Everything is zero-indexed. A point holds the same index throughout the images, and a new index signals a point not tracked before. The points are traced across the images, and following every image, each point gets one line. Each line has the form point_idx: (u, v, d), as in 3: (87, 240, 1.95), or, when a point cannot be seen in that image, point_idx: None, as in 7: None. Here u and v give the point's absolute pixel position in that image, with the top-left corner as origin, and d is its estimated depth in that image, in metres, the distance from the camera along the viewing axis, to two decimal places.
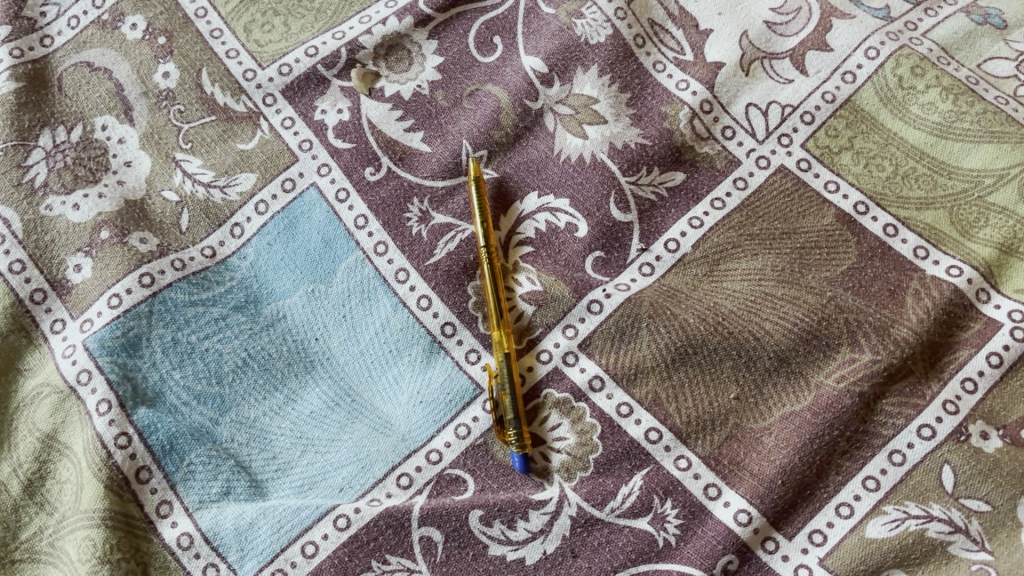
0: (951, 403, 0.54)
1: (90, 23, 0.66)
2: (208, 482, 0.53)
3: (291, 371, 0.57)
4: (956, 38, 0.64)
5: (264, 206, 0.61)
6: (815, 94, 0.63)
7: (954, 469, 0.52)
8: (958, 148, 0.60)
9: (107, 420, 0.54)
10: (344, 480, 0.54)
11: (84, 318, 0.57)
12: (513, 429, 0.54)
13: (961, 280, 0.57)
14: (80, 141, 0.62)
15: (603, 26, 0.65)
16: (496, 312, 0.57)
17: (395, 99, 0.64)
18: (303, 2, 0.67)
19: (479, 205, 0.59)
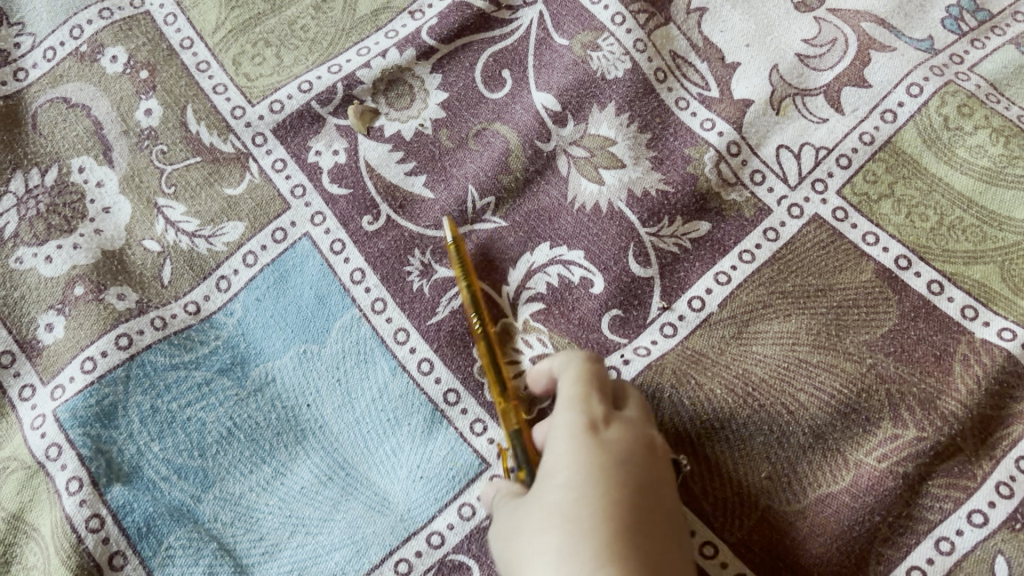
0: (1005, 485, 0.49)
1: (68, 55, 0.61)
2: (189, 567, 0.49)
3: (280, 442, 0.52)
4: (1006, 73, 0.59)
5: (252, 258, 0.56)
6: (852, 135, 0.58)
7: (1009, 561, 0.47)
8: (1010, 197, 0.55)
9: (78, 500, 0.49)
10: (337, 566, 0.50)
11: (55, 383, 0.52)
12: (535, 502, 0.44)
13: (1015, 345, 0.52)
14: (55, 185, 0.58)
15: (621, 60, 0.60)
16: (498, 383, 0.49)
17: (395, 140, 0.59)
18: (297, 31, 0.62)
19: (461, 269, 0.53)
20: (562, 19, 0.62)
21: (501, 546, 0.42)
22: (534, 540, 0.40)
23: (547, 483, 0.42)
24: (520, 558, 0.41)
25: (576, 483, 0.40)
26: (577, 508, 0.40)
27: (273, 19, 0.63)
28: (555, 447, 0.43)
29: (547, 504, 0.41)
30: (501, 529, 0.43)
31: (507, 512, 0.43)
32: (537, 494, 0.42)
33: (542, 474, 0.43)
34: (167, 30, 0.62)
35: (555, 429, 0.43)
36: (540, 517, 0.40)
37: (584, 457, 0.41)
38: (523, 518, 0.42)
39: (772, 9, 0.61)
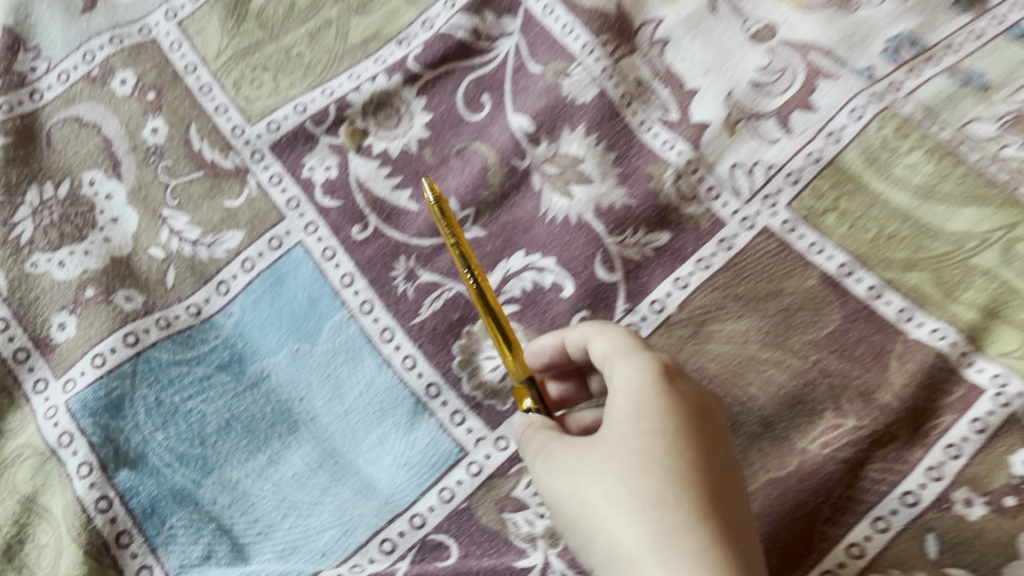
0: (935, 469, 0.54)
1: (80, 78, 0.67)
2: (189, 546, 0.53)
3: (274, 432, 0.57)
4: (938, 100, 0.64)
5: (250, 264, 0.61)
6: (800, 154, 0.63)
7: (938, 537, 0.52)
8: (941, 211, 0.61)
9: (88, 483, 0.54)
10: (325, 545, 0.54)
11: (67, 377, 0.57)
12: None
13: (944, 344, 0.57)
14: (68, 197, 0.62)
15: (590, 86, 0.65)
16: (505, 346, 0.52)
17: (383, 157, 0.64)
18: (292, 58, 0.68)
19: (450, 229, 0.55)
20: (537, 47, 0.67)
21: (563, 482, 0.46)
22: (613, 476, 0.44)
23: (621, 427, 0.45)
24: (590, 494, 0.44)
25: (660, 428, 0.44)
26: (660, 450, 0.44)
27: (271, 46, 0.68)
28: (626, 395, 0.46)
29: (626, 446, 0.44)
30: (562, 467, 0.46)
31: (569, 452, 0.46)
32: (609, 438, 0.45)
33: (611, 420, 0.46)
34: (172, 56, 0.68)
35: (623, 379, 0.47)
36: (621, 458, 0.44)
37: (663, 405, 0.45)
38: (593, 460, 0.45)
39: (728, 41, 0.67)
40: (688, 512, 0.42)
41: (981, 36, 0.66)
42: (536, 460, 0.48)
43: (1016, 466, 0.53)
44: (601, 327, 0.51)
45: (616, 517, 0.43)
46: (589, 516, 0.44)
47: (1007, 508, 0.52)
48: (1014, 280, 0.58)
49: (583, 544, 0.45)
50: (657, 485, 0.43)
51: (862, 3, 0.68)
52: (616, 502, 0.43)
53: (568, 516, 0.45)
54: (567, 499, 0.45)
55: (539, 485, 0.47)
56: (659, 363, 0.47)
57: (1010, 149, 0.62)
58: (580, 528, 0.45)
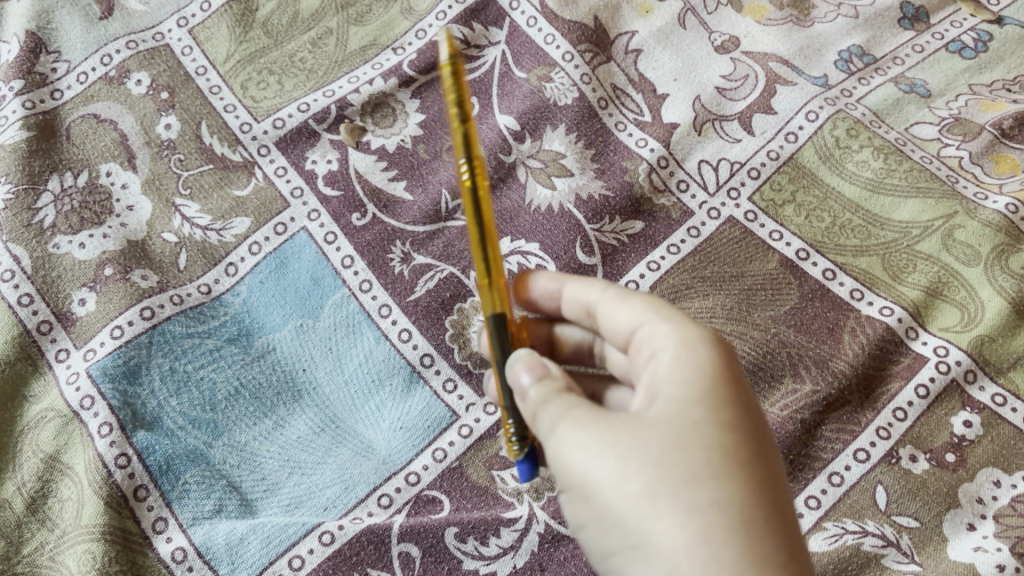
0: (883, 429, 0.59)
1: (98, 78, 0.72)
2: (202, 500, 0.57)
3: (279, 399, 0.61)
4: (886, 104, 0.72)
5: (257, 247, 0.66)
6: (761, 152, 0.70)
7: (886, 489, 0.57)
8: (889, 202, 0.67)
9: (108, 442, 0.58)
10: (328, 500, 0.58)
11: (87, 347, 0.61)
12: (513, 423, 0.46)
13: (893, 319, 0.63)
14: (86, 187, 0.67)
15: (570, 90, 0.72)
16: (485, 264, 0.47)
17: (380, 152, 0.70)
18: (296, 62, 0.74)
19: (457, 101, 0.45)
20: (521, 56, 0.74)
21: (609, 463, 0.40)
22: (678, 473, 0.40)
23: (685, 413, 0.41)
24: (648, 489, 0.40)
25: (724, 422, 0.41)
26: (729, 453, 0.40)
27: (276, 52, 0.74)
28: (687, 374, 0.43)
29: (693, 440, 0.40)
30: (607, 445, 0.41)
31: (611, 426, 0.41)
32: (670, 422, 0.41)
33: (666, 403, 0.42)
34: (184, 59, 0.73)
35: (679, 353, 0.44)
36: (688, 449, 0.40)
37: (728, 398, 0.42)
38: (657, 449, 0.40)
39: (696, 51, 0.74)
40: (758, 536, 0.39)
41: (923, 50, 0.74)
42: (567, 424, 0.42)
43: (955, 427, 0.59)
44: (624, 292, 0.49)
45: (680, 521, 0.39)
46: (640, 510, 0.40)
47: (947, 463, 0.58)
48: (954, 263, 0.64)
49: (608, 525, 0.41)
50: (730, 496, 0.40)
51: (817, 19, 0.75)
52: (680, 503, 0.39)
53: (608, 498, 0.40)
54: (611, 481, 0.40)
55: (564, 453, 0.42)
56: (714, 343, 0.44)
57: (951, 148, 0.69)
58: (616, 513, 0.40)
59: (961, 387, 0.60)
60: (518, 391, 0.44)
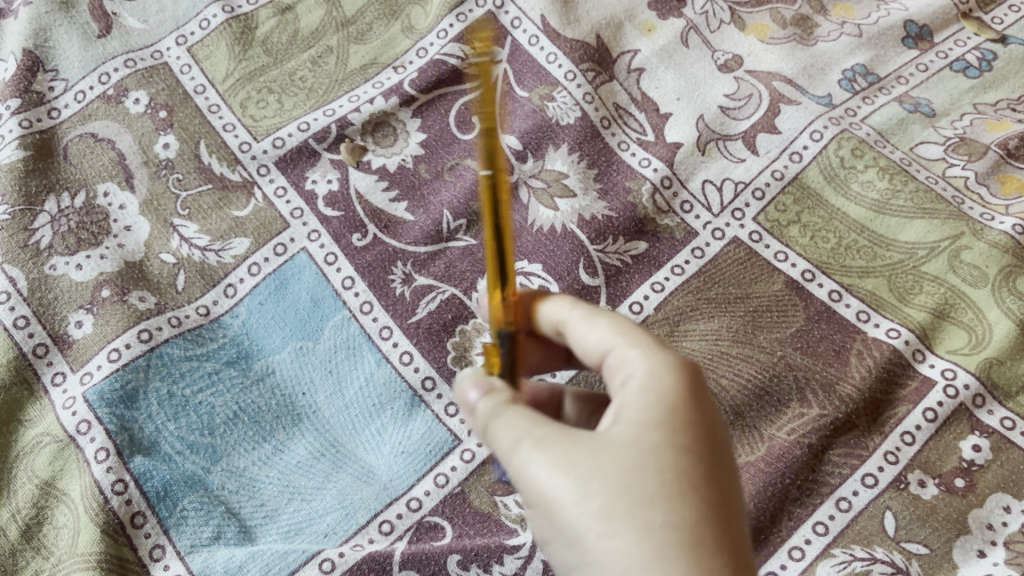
0: (891, 453, 0.58)
1: (96, 97, 0.71)
2: (200, 527, 0.56)
3: (279, 424, 0.60)
4: (891, 124, 0.71)
5: (256, 268, 0.65)
6: (765, 172, 0.69)
7: (895, 515, 0.56)
8: (894, 223, 0.66)
9: (105, 467, 0.57)
10: (328, 526, 0.57)
11: (84, 370, 0.60)
12: None
13: (899, 341, 0.62)
14: (84, 207, 0.66)
15: (573, 109, 0.71)
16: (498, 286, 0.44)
17: (381, 172, 0.69)
18: (296, 81, 0.73)
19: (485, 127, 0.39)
20: (523, 74, 0.73)
21: (568, 484, 0.37)
22: (637, 495, 0.37)
23: (645, 437, 0.38)
24: (604, 511, 0.37)
25: (689, 445, 0.38)
26: (687, 478, 0.38)
27: (275, 70, 0.73)
28: (653, 395, 0.40)
29: (651, 464, 0.37)
30: (565, 465, 0.37)
31: (570, 443, 0.38)
32: (629, 444, 0.38)
33: (630, 421, 0.39)
34: (182, 78, 0.73)
35: (643, 377, 0.40)
36: (646, 473, 0.37)
37: (691, 421, 0.39)
38: (614, 471, 0.37)
39: (699, 70, 0.73)
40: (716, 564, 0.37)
41: (927, 69, 0.74)
42: (523, 441, 0.38)
43: (964, 451, 0.58)
44: (591, 315, 0.45)
45: (638, 546, 0.36)
46: (596, 531, 0.37)
47: (956, 488, 0.57)
48: (961, 285, 0.64)
49: (564, 547, 0.38)
50: (690, 520, 0.37)
51: (821, 38, 0.75)
52: (639, 527, 0.36)
53: (563, 520, 0.37)
54: (568, 503, 0.37)
55: (521, 471, 0.38)
56: (683, 366, 0.41)
57: (956, 168, 0.69)
58: (573, 535, 0.37)
59: (969, 410, 0.59)
60: (467, 407, 0.42)
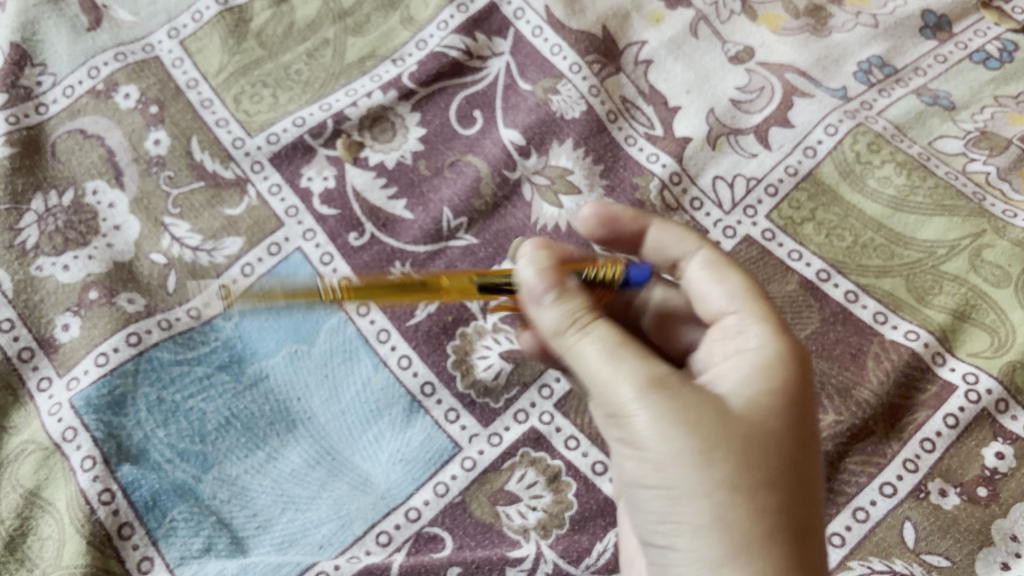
0: (911, 461, 0.55)
1: (85, 92, 0.69)
2: (190, 538, 0.54)
3: (272, 430, 0.58)
4: (908, 117, 0.68)
5: (249, 268, 0.63)
6: (778, 167, 0.66)
7: (915, 525, 0.53)
8: (912, 220, 0.64)
9: (91, 476, 0.55)
10: (323, 538, 0.55)
11: (70, 375, 0.58)
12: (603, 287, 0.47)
13: (918, 344, 0.59)
14: (71, 206, 0.64)
15: (578, 103, 0.69)
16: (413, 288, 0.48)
17: (379, 168, 0.67)
18: (291, 75, 0.71)
19: None
20: (526, 67, 0.71)
21: (692, 444, 0.39)
22: (758, 473, 0.39)
23: (768, 419, 0.41)
24: (727, 481, 0.39)
25: (799, 438, 0.41)
26: (794, 469, 0.40)
27: (270, 64, 0.71)
28: (772, 381, 0.42)
29: (772, 448, 0.40)
30: (692, 426, 0.39)
31: (694, 404, 0.40)
32: (753, 420, 0.40)
33: (750, 398, 0.41)
34: (174, 71, 0.70)
35: (764, 356, 0.43)
36: (768, 454, 0.40)
37: (803, 410, 0.42)
38: (741, 444, 0.39)
39: (709, 62, 0.71)
40: (811, 557, 0.40)
41: (946, 60, 0.71)
42: (650, 393, 0.40)
43: (987, 458, 0.55)
44: (716, 266, 0.48)
45: (751, 522, 0.39)
46: (714, 500, 0.39)
47: (979, 498, 0.54)
48: (982, 285, 0.61)
49: (665, 502, 0.40)
50: (794, 511, 0.40)
51: (835, 28, 0.73)
52: (754, 504, 0.39)
53: (679, 477, 0.39)
54: (690, 463, 0.39)
55: (641, 421, 0.40)
56: (801, 358, 0.44)
57: (977, 163, 0.66)
58: (685, 492, 0.39)
59: (992, 416, 0.57)
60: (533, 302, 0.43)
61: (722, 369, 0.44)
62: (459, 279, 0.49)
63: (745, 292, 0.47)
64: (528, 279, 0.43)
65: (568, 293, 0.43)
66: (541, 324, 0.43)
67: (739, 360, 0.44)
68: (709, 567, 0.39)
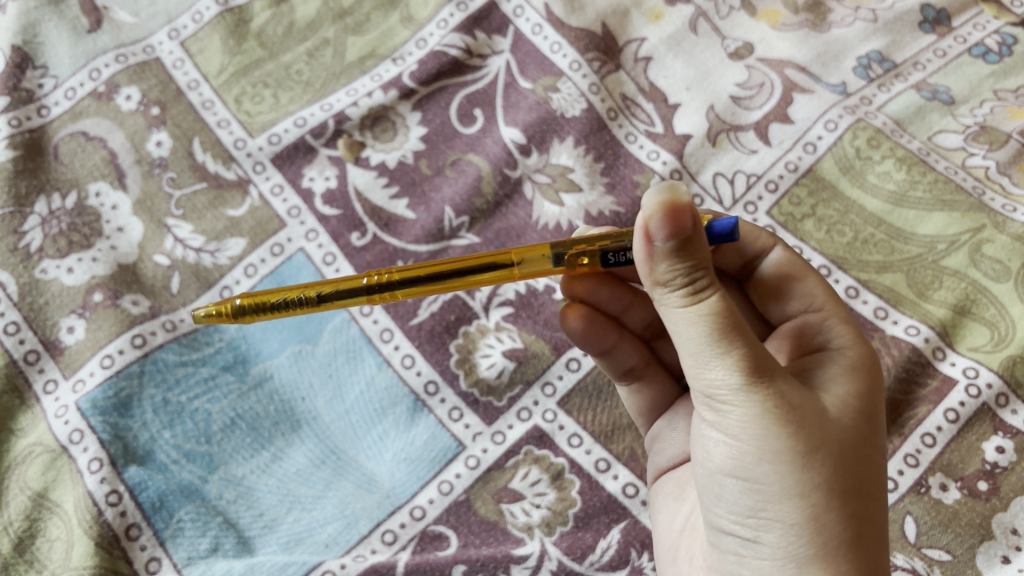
0: (912, 456, 0.56)
1: (86, 94, 0.69)
2: (196, 538, 0.54)
3: (278, 430, 0.59)
4: (908, 112, 0.69)
5: (252, 269, 0.63)
6: (779, 163, 0.67)
7: (916, 520, 0.54)
8: (913, 216, 0.64)
9: (98, 478, 0.55)
10: (329, 537, 0.55)
11: (76, 378, 0.58)
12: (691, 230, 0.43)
13: (919, 339, 0.59)
14: (74, 208, 0.64)
15: (578, 100, 0.69)
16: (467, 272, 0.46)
17: (381, 168, 0.67)
18: (292, 75, 0.71)
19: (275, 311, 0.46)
20: (526, 65, 0.71)
21: (795, 444, 0.40)
22: (850, 480, 0.41)
23: (858, 424, 0.43)
24: (824, 483, 0.40)
25: (877, 442, 0.43)
26: (875, 474, 0.42)
27: (270, 64, 0.71)
28: (859, 385, 0.44)
29: (860, 453, 0.42)
30: (795, 426, 0.40)
31: (797, 403, 0.41)
32: (845, 423, 0.42)
33: (841, 401, 0.43)
34: (175, 72, 0.71)
35: (850, 360, 0.46)
36: (857, 458, 0.42)
37: (878, 414, 0.44)
38: (836, 447, 0.41)
39: (709, 58, 0.71)
40: (886, 561, 0.41)
41: (945, 54, 0.71)
42: (757, 389, 0.40)
43: (987, 453, 0.56)
44: (791, 269, 0.51)
45: (842, 528, 0.40)
46: (809, 500, 0.40)
47: (979, 492, 0.54)
48: (982, 279, 0.61)
49: (754, 494, 0.42)
50: (874, 516, 0.42)
51: (834, 23, 0.72)
52: (842, 508, 0.40)
53: (775, 473, 0.41)
54: (787, 461, 0.40)
55: (743, 415, 0.41)
56: (877, 368, 0.46)
57: (977, 158, 0.66)
58: (780, 488, 0.41)
59: (992, 411, 0.57)
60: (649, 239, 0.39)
61: (808, 361, 0.47)
62: (533, 259, 0.46)
63: (818, 291, 0.50)
64: (649, 208, 0.38)
65: (684, 249, 0.39)
66: (651, 264, 0.40)
67: (823, 360, 0.46)
68: (794, 562, 0.41)
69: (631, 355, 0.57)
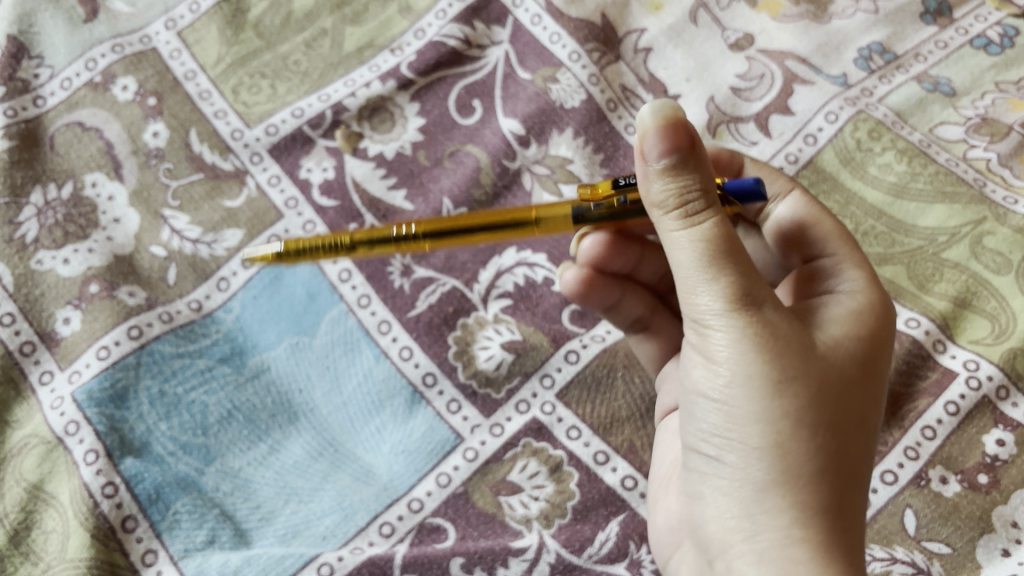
0: (911, 449, 0.56)
1: (83, 84, 0.69)
2: (193, 531, 0.54)
3: (274, 422, 0.58)
4: (909, 104, 0.68)
5: (249, 261, 0.63)
6: (778, 155, 0.66)
7: (916, 513, 0.54)
8: (913, 208, 0.64)
9: (94, 470, 0.55)
10: (326, 529, 0.55)
11: (72, 369, 0.58)
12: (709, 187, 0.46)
13: (919, 332, 0.59)
14: (71, 199, 0.64)
15: (577, 92, 0.68)
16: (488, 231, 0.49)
17: (379, 159, 0.67)
18: (289, 65, 0.71)
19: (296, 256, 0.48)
20: (526, 55, 0.70)
21: (770, 367, 0.40)
22: (825, 413, 0.40)
23: (847, 365, 0.42)
24: (796, 410, 0.40)
25: (867, 387, 0.42)
26: (856, 415, 0.41)
27: (267, 54, 0.71)
28: (857, 331, 0.44)
29: (843, 390, 0.41)
30: (772, 352, 0.40)
31: (780, 333, 0.41)
32: (832, 363, 0.41)
33: (834, 343, 0.43)
34: (172, 62, 0.70)
35: (853, 304, 0.45)
36: (838, 395, 0.41)
37: (875, 363, 0.43)
38: (815, 380, 0.40)
39: (709, 49, 0.70)
40: (852, 503, 0.40)
41: (947, 46, 0.70)
42: (739, 313, 0.40)
43: (988, 446, 0.55)
44: (809, 211, 0.51)
45: (808, 453, 0.39)
46: (778, 426, 0.40)
47: (980, 485, 0.54)
48: (983, 272, 0.61)
49: (725, 414, 0.41)
50: (850, 453, 0.40)
51: (835, 15, 0.72)
52: (812, 439, 0.40)
53: (745, 395, 0.40)
54: (762, 384, 0.40)
55: (723, 336, 0.41)
56: (884, 320, 0.45)
57: (978, 150, 0.66)
58: (750, 410, 0.40)
59: (992, 404, 0.56)
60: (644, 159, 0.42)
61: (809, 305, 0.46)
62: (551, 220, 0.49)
63: (833, 235, 0.49)
64: (647, 126, 0.41)
65: (683, 168, 0.41)
66: (648, 188, 0.43)
67: (825, 303, 0.46)
68: (753, 485, 0.40)
69: (636, 306, 0.59)
